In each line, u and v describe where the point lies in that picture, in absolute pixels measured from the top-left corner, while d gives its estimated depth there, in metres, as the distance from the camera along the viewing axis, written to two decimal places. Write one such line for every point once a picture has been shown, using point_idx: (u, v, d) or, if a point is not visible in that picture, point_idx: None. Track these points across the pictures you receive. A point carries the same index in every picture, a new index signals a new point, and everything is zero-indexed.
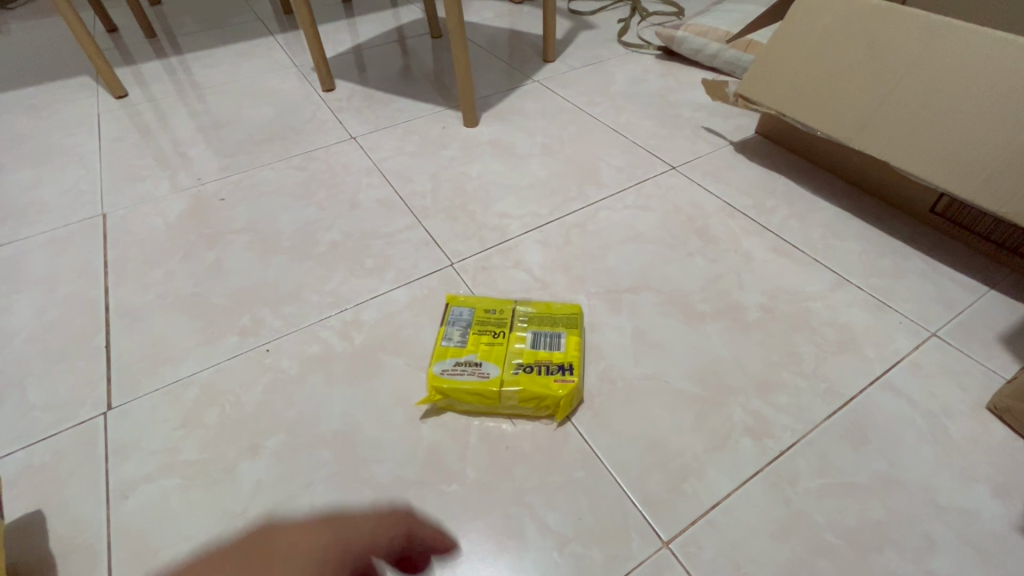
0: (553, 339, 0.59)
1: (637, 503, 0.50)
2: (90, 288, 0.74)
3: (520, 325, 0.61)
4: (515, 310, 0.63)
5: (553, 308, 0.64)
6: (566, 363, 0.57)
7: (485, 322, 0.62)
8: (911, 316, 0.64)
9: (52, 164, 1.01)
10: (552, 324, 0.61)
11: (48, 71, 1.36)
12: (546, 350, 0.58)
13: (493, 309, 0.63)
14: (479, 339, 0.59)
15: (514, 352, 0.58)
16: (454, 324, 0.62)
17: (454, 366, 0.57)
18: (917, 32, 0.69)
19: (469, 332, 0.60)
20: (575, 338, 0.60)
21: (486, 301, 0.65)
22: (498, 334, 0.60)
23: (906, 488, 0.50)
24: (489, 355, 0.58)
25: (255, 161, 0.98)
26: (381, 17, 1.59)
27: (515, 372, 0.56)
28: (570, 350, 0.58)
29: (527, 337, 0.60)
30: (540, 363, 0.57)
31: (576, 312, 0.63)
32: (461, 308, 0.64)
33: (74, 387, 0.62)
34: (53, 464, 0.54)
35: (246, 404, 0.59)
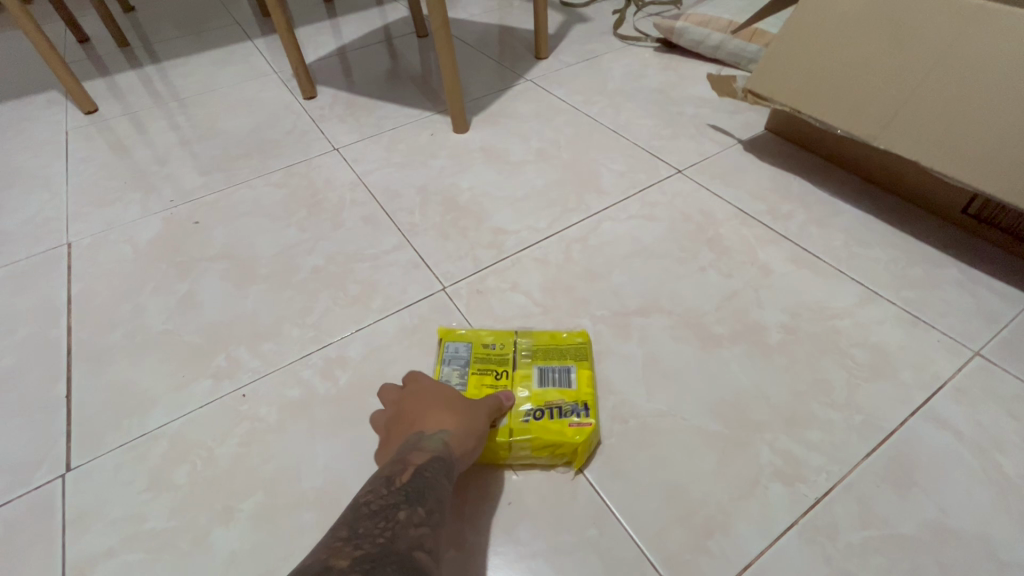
0: (562, 377, 0.54)
1: (658, 566, 0.44)
2: (53, 328, 0.68)
3: (524, 361, 0.56)
4: (516, 343, 0.58)
5: (558, 337, 0.58)
6: (579, 404, 0.51)
7: (485, 360, 0.56)
8: (949, 333, 0.58)
9: (17, 188, 0.95)
10: (558, 357, 0.56)
11: (15, 87, 1.30)
12: (555, 389, 0.53)
13: (491, 343, 0.58)
14: (480, 382, 0.54)
15: (520, 394, 0.52)
16: (450, 365, 0.56)
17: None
18: (947, 15, 0.62)
19: (468, 374, 0.55)
20: (586, 373, 0.54)
21: (484, 333, 0.59)
22: (500, 374, 0.55)
23: (960, 538, 0.44)
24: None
25: (232, 178, 0.92)
26: (364, 17, 1.52)
27: (524, 418, 0.50)
28: (582, 388, 0.53)
29: (533, 375, 0.54)
30: (550, 406, 0.51)
31: (583, 340, 0.58)
32: (456, 343, 0.58)
33: (31, 445, 0.56)
34: (6, 538, 0.49)
35: (221, 460, 0.53)
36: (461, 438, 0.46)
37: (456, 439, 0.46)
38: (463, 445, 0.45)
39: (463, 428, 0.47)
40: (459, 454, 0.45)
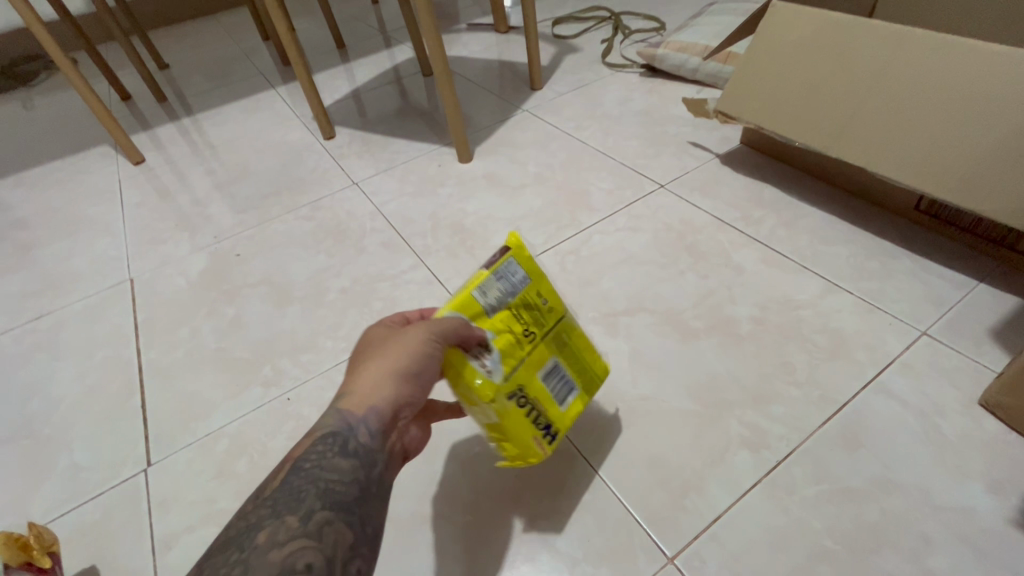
0: (566, 390, 0.51)
1: (641, 522, 0.52)
2: (125, 351, 0.79)
3: (553, 347, 0.50)
4: (560, 325, 0.51)
5: (585, 354, 0.54)
6: (556, 424, 0.50)
7: (531, 312, 0.48)
8: (901, 316, 0.66)
9: (81, 234, 1.09)
10: (575, 373, 0.52)
11: (71, 144, 1.46)
12: (552, 397, 0.50)
13: (546, 301, 0.50)
14: (510, 325, 0.47)
15: (528, 371, 0.47)
16: (505, 285, 0.47)
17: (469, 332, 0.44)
18: (880, 43, 0.72)
19: (508, 307, 0.47)
20: (579, 406, 0.52)
21: (547, 289, 0.50)
22: (528, 335, 0.48)
23: (901, 489, 0.51)
24: (508, 351, 0.46)
25: (266, 215, 1.04)
26: (375, 60, 1.66)
27: (512, 397, 0.46)
28: (568, 416, 0.51)
29: (549, 365, 0.50)
30: (538, 406, 0.48)
31: (601, 374, 0.55)
32: (522, 270, 0.48)
33: (117, 447, 0.67)
34: (103, 521, 0.59)
35: (273, 452, 0.63)
36: (371, 404, 0.40)
37: (357, 410, 0.40)
38: (368, 411, 0.40)
39: (373, 390, 0.41)
40: (366, 420, 0.39)
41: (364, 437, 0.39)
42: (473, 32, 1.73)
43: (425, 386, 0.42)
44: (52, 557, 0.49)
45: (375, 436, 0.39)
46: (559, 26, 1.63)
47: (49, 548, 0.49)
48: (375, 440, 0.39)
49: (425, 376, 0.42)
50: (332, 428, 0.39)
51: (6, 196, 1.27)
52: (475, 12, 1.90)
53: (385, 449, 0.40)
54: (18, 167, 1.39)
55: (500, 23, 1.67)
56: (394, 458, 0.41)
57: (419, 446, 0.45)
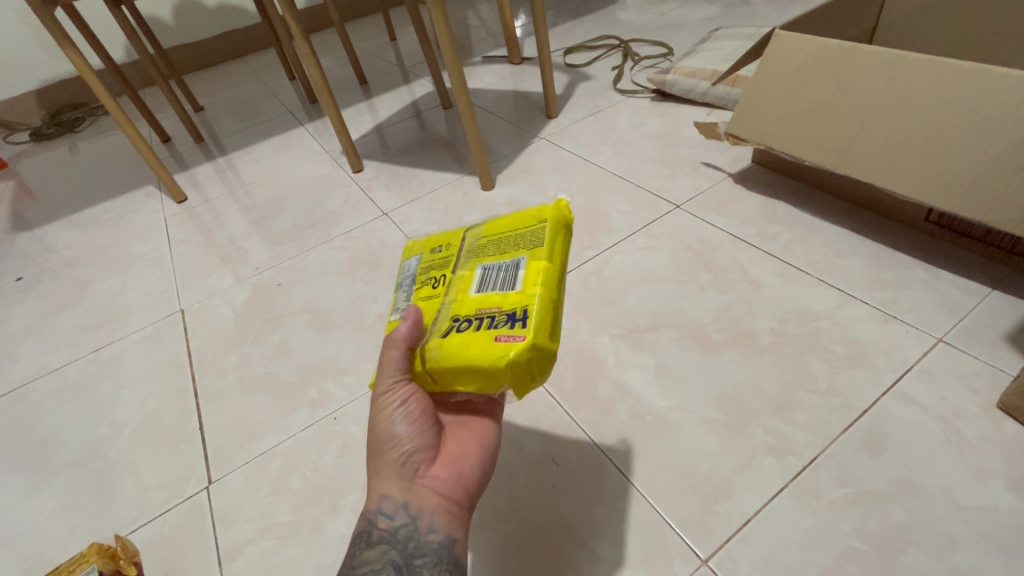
0: (510, 269, 0.45)
1: (674, 526, 0.55)
2: (181, 378, 0.85)
3: (467, 264, 0.50)
4: (470, 245, 0.53)
5: (515, 227, 0.50)
6: (514, 307, 0.42)
7: (436, 270, 0.54)
8: (917, 324, 0.69)
9: (133, 270, 1.17)
10: (508, 251, 0.48)
11: (117, 185, 1.56)
12: (495, 288, 0.45)
13: (445, 248, 0.56)
14: (423, 298, 0.52)
15: (452, 300, 0.47)
16: (409, 282, 0.57)
17: (396, 339, 0.51)
18: (879, 67, 0.77)
19: (418, 289, 0.54)
20: (536, 267, 0.44)
21: (445, 240, 0.57)
22: (440, 285, 0.51)
23: (924, 490, 0.54)
24: (425, 314, 0.50)
25: (303, 246, 1.11)
26: (396, 95, 1.75)
27: (448, 329, 0.45)
28: (526, 287, 0.43)
29: (475, 279, 0.47)
30: (484, 312, 0.44)
31: (543, 223, 0.48)
32: (416, 259, 0.58)
33: (179, 467, 0.72)
34: (172, 535, 0.64)
35: (324, 468, 0.68)
36: (377, 494, 0.46)
37: (368, 505, 0.46)
38: (376, 501, 0.45)
39: (373, 479, 0.46)
40: (379, 509, 0.45)
41: (386, 524, 0.45)
42: (488, 64, 1.82)
43: (402, 435, 0.46)
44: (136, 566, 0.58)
45: (393, 514, 0.45)
46: (570, 55, 1.71)
47: (133, 558, 0.59)
48: (393, 518, 0.45)
49: (397, 427, 0.46)
50: (360, 531, 0.46)
51: (61, 237, 1.37)
52: (489, 45, 1.99)
53: (404, 516, 0.45)
54: (71, 209, 1.49)
55: (514, 55, 1.75)
56: (424, 511, 0.45)
57: (459, 476, 0.48)
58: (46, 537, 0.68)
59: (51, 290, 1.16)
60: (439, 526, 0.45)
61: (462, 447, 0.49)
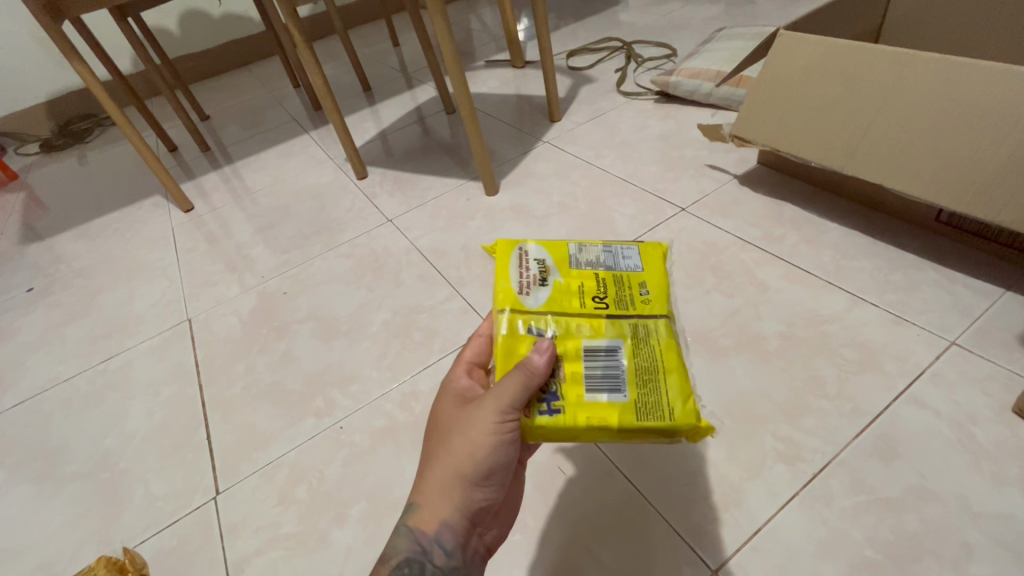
0: (610, 387, 0.45)
1: (683, 535, 0.55)
2: (188, 388, 0.86)
3: (623, 330, 0.48)
4: (647, 319, 0.49)
5: (673, 377, 0.45)
6: (563, 400, 0.44)
7: (615, 288, 0.52)
8: (928, 327, 0.67)
9: (141, 279, 1.18)
10: (636, 379, 0.45)
11: (125, 196, 1.58)
12: (587, 371, 0.46)
13: (646, 288, 0.52)
14: (579, 282, 0.52)
15: (572, 324, 0.49)
16: (607, 260, 0.55)
17: (535, 260, 0.54)
18: (887, 66, 0.76)
19: (591, 270, 0.54)
20: (612, 412, 0.43)
21: (660, 287, 0.52)
22: (596, 299, 0.51)
23: (939, 498, 0.53)
24: (560, 290, 0.52)
25: (308, 254, 1.11)
26: (400, 101, 1.76)
27: (531, 326, 0.48)
28: (588, 409, 0.44)
29: (602, 343, 0.48)
30: (561, 368, 0.46)
31: (677, 417, 0.43)
32: (639, 259, 0.55)
33: (187, 478, 0.72)
34: (181, 546, 0.65)
35: (331, 478, 0.68)
36: (440, 521, 0.43)
37: (430, 529, 0.43)
38: (439, 531, 0.43)
39: (439, 502, 0.43)
40: (439, 539, 0.43)
41: (441, 558, 0.43)
42: (491, 68, 1.82)
43: (498, 483, 0.45)
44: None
45: (450, 552, 0.43)
46: (573, 58, 1.70)
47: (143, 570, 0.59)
48: (452, 557, 0.43)
49: (498, 472, 0.45)
50: (408, 551, 0.43)
51: (70, 247, 1.38)
52: (491, 49, 1.99)
53: (462, 559, 0.44)
54: (79, 219, 1.50)
55: (516, 58, 1.75)
56: (474, 556, 0.45)
57: (502, 531, 0.50)
58: (57, 548, 0.68)
59: (61, 300, 1.18)
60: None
61: (512, 500, 0.51)
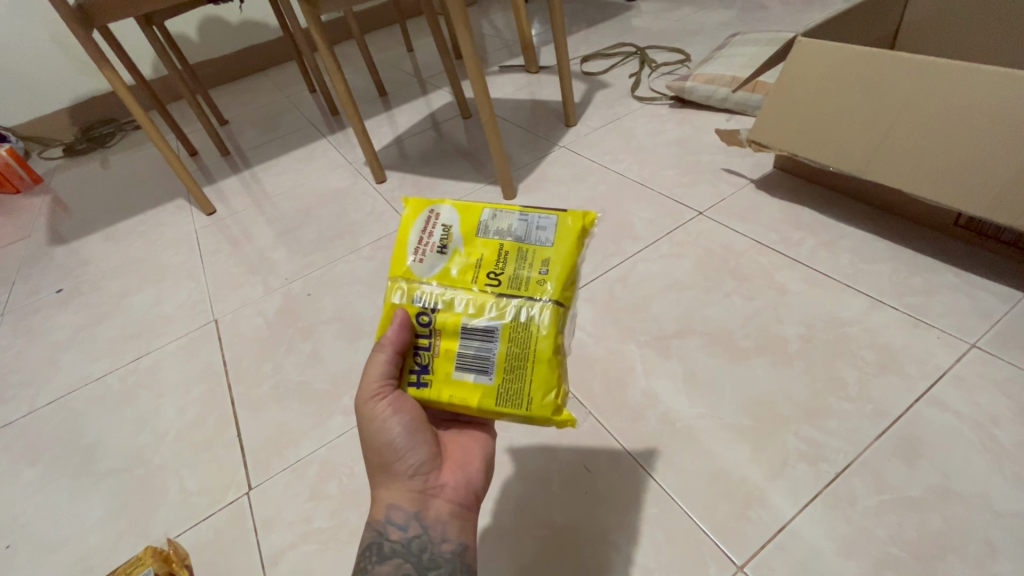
0: (478, 369, 0.47)
1: (709, 533, 0.56)
2: (218, 386, 0.88)
3: (509, 312, 0.47)
4: (534, 301, 0.47)
5: (542, 366, 0.46)
6: (432, 373, 0.47)
7: (515, 264, 0.48)
8: (949, 330, 0.68)
9: (167, 281, 1.21)
10: (505, 365, 0.46)
11: (149, 199, 1.61)
12: (460, 349, 0.47)
13: (548, 266, 0.47)
14: (479, 253, 0.48)
15: (454, 302, 0.47)
16: (520, 228, 0.49)
17: (440, 223, 0.50)
18: (904, 74, 0.77)
19: (497, 241, 0.49)
20: (475, 395, 0.46)
21: (563, 266, 0.48)
22: (491, 275, 0.48)
23: (961, 497, 0.54)
24: (456, 262, 0.48)
25: (331, 256, 1.14)
26: (416, 106, 1.78)
27: (415, 297, 0.48)
28: (453, 386, 0.46)
29: (482, 323, 0.47)
30: (436, 345, 0.47)
31: (532, 409, 0.45)
32: (553, 231, 0.49)
33: (220, 473, 0.74)
34: (216, 539, 0.67)
35: (360, 475, 0.70)
36: (384, 505, 0.45)
37: (375, 517, 0.45)
38: (384, 513, 0.45)
39: (378, 490, 0.46)
40: (389, 520, 0.45)
41: (397, 535, 0.45)
42: (506, 73, 1.84)
43: (414, 446, 0.45)
44: (189, 568, 0.63)
45: (404, 527, 0.45)
46: (587, 63, 1.72)
47: (186, 560, 0.63)
48: (407, 529, 0.45)
49: (404, 439, 0.45)
50: (368, 540, 0.46)
51: (96, 249, 1.41)
52: (504, 54, 2.01)
53: (417, 526, 0.45)
54: (104, 222, 1.54)
55: (531, 63, 1.77)
56: (436, 520, 0.46)
57: (467, 482, 0.48)
58: (96, 541, 0.71)
59: (89, 301, 1.21)
60: (451, 535, 0.46)
61: (466, 448, 0.50)
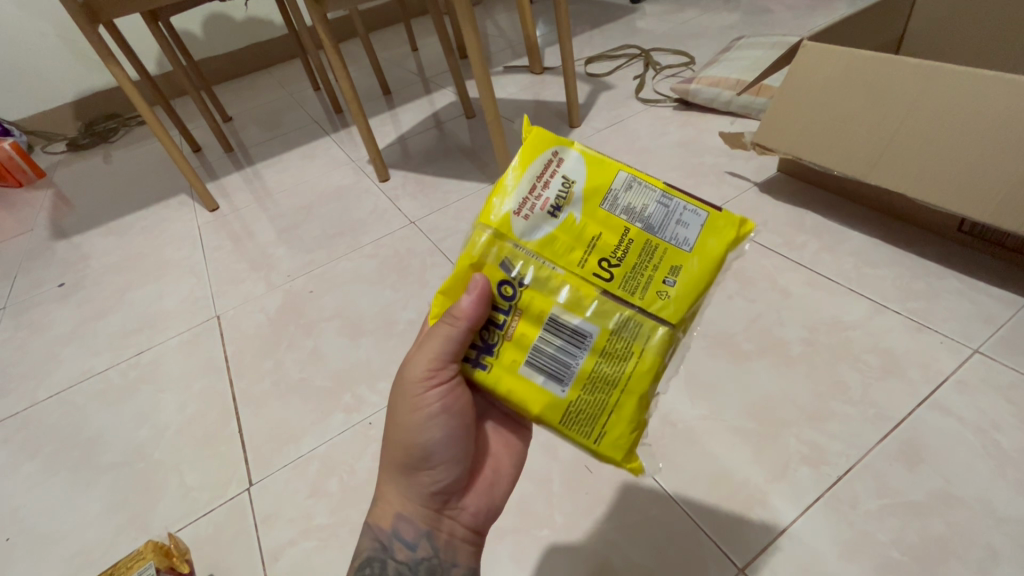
0: (551, 375, 0.42)
1: (710, 535, 0.56)
2: (219, 382, 0.88)
3: (611, 324, 0.42)
4: (644, 317, 0.41)
5: (626, 398, 0.41)
6: (495, 358, 0.43)
7: (638, 262, 0.42)
8: (951, 335, 0.68)
9: (169, 276, 1.21)
10: (588, 382, 0.42)
11: (151, 195, 1.61)
12: (541, 343, 0.42)
13: (677, 276, 0.41)
14: (596, 229, 0.42)
15: (546, 287, 0.42)
16: (657, 218, 0.42)
17: (561, 172, 0.42)
18: (912, 79, 0.77)
19: (624, 222, 0.42)
20: (541, 401, 0.42)
21: (693, 283, 0.41)
22: (604, 267, 0.42)
23: (963, 502, 0.54)
24: (563, 232, 0.42)
25: (333, 254, 1.13)
26: (419, 105, 1.78)
27: (504, 259, 0.42)
28: (515, 383, 0.42)
29: (575, 323, 0.42)
30: (511, 326, 0.43)
31: (601, 445, 0.41)
32: (697, 236, 0.41)
33: (220, 469, 0.74)
34: (216, 534, 0.67)
35: (361, 473, 0.70)
36: (397, 517, 0.46)
37: (385, 526, 0.47)
38: (395, 526, 0.46)
39: (394, 498, 0.47)
40: (399, 535, 0.46)
41: (404, 553, 0.46)
42: (510, 74, 1.84)
43: (449, 460, 0.46)
44: (188, 564, 0.62)
45: (413, 545, 0.46)
46: (591, 64, 1.72)
47: (185, 556, 0.62)
48: (416, 548, 0.46)
49: (441, 449, 0.45)
50: (370, 551, 0.47)
51: (98, 244, 1.41)
52: (508, 55, 2.01)
53: (428, 548, 0.46)
54: (106, 217, 1.54)
55: (535, 64, 1.77)
56: (446, 544, 0.47)
57: (489, 507, 0.49)
58: (96, 535, 0.71)
59: (91, 296, 1.21)
60: (461, 560, 0.48)
61: (496, 468, 0.50)
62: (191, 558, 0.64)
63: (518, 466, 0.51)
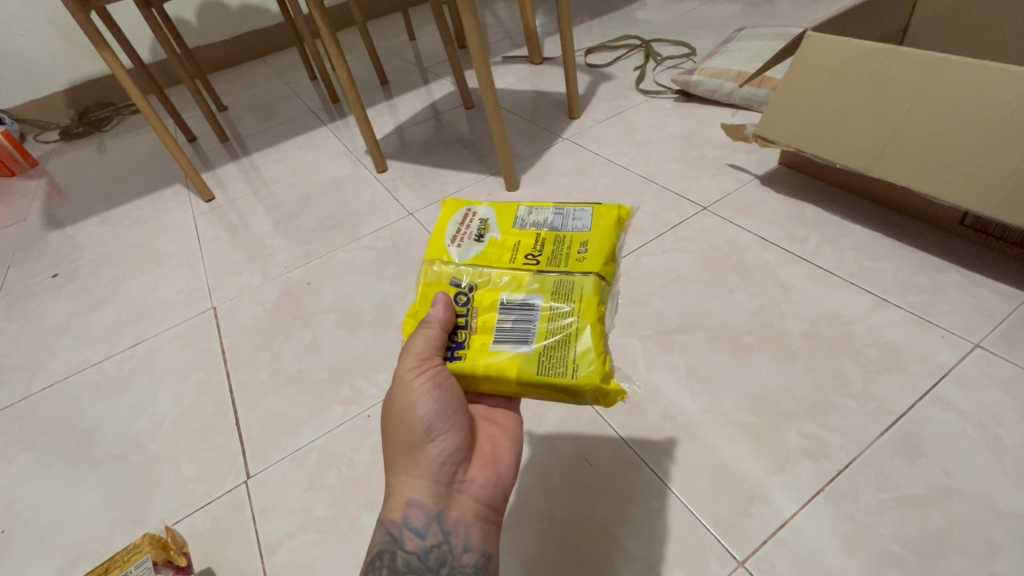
0: (517, 341, 0.48)
1: (711, 528, 0.56)
2: (216, 374, 0.87)
3: (549, 291, 0.50)
4: (576, 277, 0.50)
5: (589, 335, 0.47)
6: (466, 348, 0.49)
7: (554, 246, 0.53)
8: (952, 329, 0.68)
9: (164, 267, 1.20)
10: (547, 338, 0.48)
11: (146, 185, 1.59)
12: (500, 325, 0.49)
13: (587, 248, 0.52)
14: (516, 239, 0.54)
15: (493, 284, 0.51)
16: (556, 221, 0.55)
17: (478, 218, 0.56)
18: (915, 70, 0.76)
19: (535, 230, 0.55)
20: (514, 365, 0.47)
21: (602, 246, 0.53)
22: (531, 256, 0.52)
23: (963, 496, 0.54)
24: (492, 247, 0.54)
25: (330, 246, 1.12)
26: (417, 95, 1.76)
27: (452, 276, 0.52)
28: (488, 357, 0.48)
29: (522, 301, 0.50)
30: (472, 321, 0.50)
31: (577, 377, 0.45)
32: (590, 220, 0.55)
33: (218, 462, 0.74)
34: (215, 527, 0.66)
35: (359, 465, 0.69)
36: (406, 506, 0.45)
37: (395, 516, 0.45)
38: (404, 514, 0.45)
39: (400, 486, 0.46)
40: (408, 524, 0.45)
41: (414, 542, 0.45)
42: (509, 64, 1.82)
43: (448, 430, 0.46)
44: (186, 557, 0.61)
45: (423, 532, 0.45)
46: (592, 55, 1.71)
47: (183, 548, 0.62)
48: (425, 535, 0.45)
49: (439, 421, 0.46)
50: (380, 546, 0.45)
51: (93, 234, 1.40)
52: (507, 45, 1.98)
53: (438, 533, 0.45)
54: (101, 207, 1.52)
55: (535, 54, 1.75)
56: (459, 525, 0.46)
57: (496, 481, 0.49)
58: (92, 527, 0.70)
59: (85, 287, 1.19)
60: (474, 544, 0.46)
61: (495, 443, 0.50)
62: (189, 550, 0.63)
63: (513, 439, 0.52)
